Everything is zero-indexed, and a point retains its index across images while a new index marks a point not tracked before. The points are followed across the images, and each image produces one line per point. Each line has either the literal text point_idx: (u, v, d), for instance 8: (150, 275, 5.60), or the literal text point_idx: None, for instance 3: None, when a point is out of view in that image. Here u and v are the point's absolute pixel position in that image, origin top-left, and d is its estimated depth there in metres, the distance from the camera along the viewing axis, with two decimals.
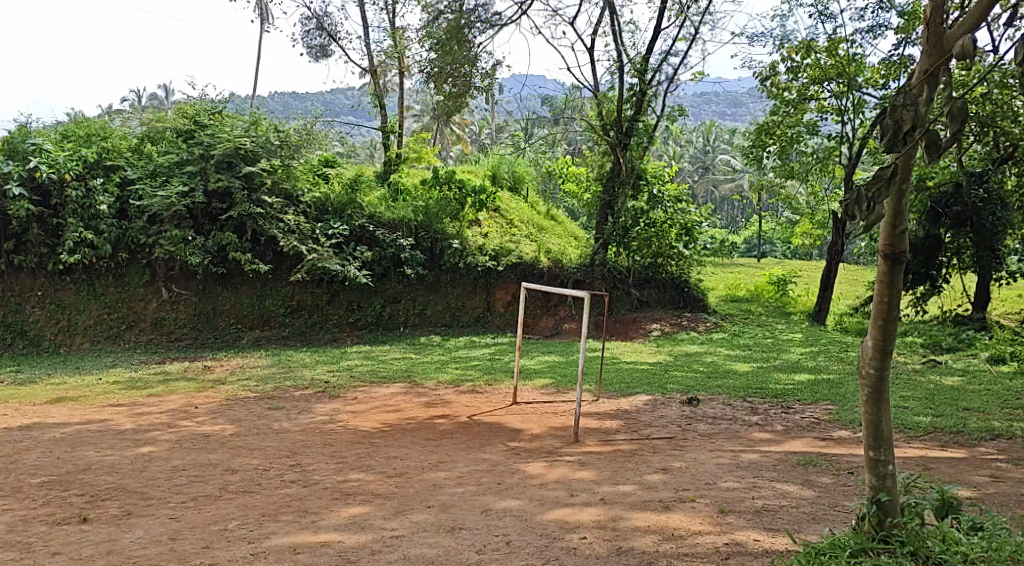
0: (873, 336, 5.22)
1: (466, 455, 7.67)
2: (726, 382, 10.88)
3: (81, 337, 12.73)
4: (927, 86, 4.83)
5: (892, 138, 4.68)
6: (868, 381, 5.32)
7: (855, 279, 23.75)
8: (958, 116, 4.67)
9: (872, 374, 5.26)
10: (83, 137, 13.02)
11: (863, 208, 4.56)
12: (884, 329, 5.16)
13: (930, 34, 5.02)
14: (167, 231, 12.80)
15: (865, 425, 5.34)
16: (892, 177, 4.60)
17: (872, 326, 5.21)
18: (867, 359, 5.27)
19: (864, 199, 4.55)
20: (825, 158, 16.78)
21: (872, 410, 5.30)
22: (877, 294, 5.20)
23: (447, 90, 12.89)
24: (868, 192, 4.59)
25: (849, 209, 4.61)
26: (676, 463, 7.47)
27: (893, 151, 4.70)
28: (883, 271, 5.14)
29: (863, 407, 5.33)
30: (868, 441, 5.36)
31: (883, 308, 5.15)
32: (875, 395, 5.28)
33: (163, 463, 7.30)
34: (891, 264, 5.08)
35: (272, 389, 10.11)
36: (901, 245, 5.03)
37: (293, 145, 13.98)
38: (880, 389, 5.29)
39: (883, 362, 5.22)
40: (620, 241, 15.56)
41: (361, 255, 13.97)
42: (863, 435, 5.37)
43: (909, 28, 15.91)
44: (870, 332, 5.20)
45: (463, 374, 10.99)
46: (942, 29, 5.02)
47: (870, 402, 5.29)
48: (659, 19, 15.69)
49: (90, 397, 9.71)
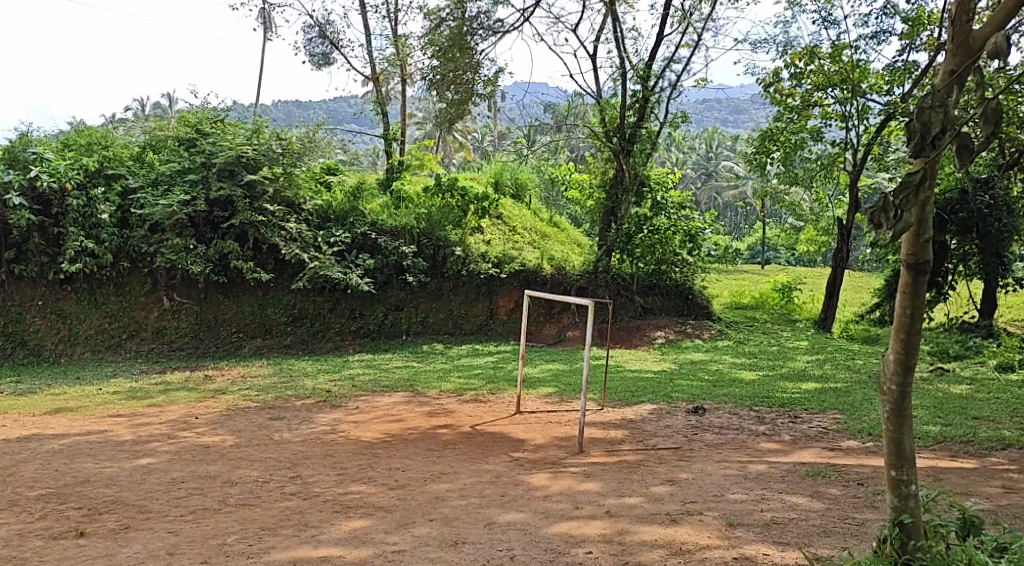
0: (895, 350, 5.11)
1: (470, 466, 7.56)
2: (732, 391, 10.77)
3: (82, 346, 12.67)
4: (956, 88, 4.80)
5: (921, 142, 4.71)
6: (890, 397, 5.22)
7: (860, 286, 23.63)
8: (991, 118, 4.71)
9: (894, 391, 5.15)
10: (83, 145, 12.92)
11: (890, 216, 4.61)
12: (907, 343, 5.05)
13: (954, 33, 4.92)
14: (169, 240, 12.70)
15: (887, 443, 5.25)
16: (920, 184, 4.61)
17: (895, 340, 5.11)
18: (889, 375, 5.16)
19: (891, 207, 4.61)
20: (830, 165, 16.47)
21: (895, 428, 5.20)
22: (899, 306, 5.09)
23: (449, 97, 12.80)
24: (895, 200, 4.62)
25: (875, 216, 4.68)
26: (682, 474, 7.36)
27: (921, 155, 4.71)
28: (906, 281, 5.03)
29: (885, 424, 5.23)
30: (891, 459, 5.26)
31: (905, 321, 5.04)
32: (898, 412, 5.17)
33: (162, 475, 7.21)
34: (914, 274, 4.98)
35: (273, 398, 10.02)
36: (924, 255, 4.92)
37: (295, 153, 13.88)
38: (903, 406, 5.17)
39: (906, 378, 5.10)
40: (623, 249, 15.44)
41: (363, 263, 13.88)
42: (884, 453, 5.28)
43: (913, 34, 15.85)
44: (892, 346, 5.10)
45: (466, 383, 10.89)
46: (968, 26, 4.90)
47: (893, 420, 5.18)
48: (663, 26, 15.64)
49: (89, 407, 9.63)
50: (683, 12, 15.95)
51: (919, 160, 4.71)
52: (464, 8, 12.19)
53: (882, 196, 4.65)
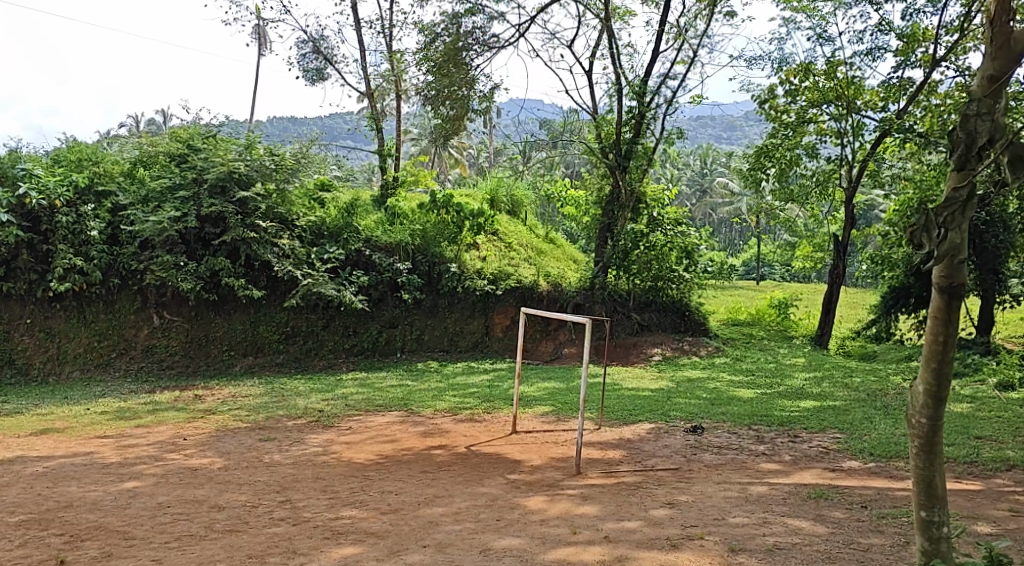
0: (926, 382, 5.15)
1: (464, 489, 7.38)
2: (731, 409, 10.61)
3: (71, 365, 12.49)
4: (994, 94, 5.10)
5: (964, 156, 5.03)
6: (919, 431, 5.24)
7: (855, 303, 23.52)
8: None
9: (924, 425, 5.17)
10: (74, 162, 12.80)
11: (934, 235, 5.05)
12: (939, 374, 5.09)
13: (994, 36, 5.15)
14: (159, 256, 12.55)
15: (918, 479, 5.27)
16: (965, 202, 5.00)
17: (927, 370, 5.14)
18: (919, 408, 5.19)
19: (934, 228, 5.04)
20: (825, 181, 16.43)
21: (926, 464, 5.22)
22: (931, 335, 5.14)
23: (445, 113, 12.64)
24: (939, 220, 5.05)
25: (920, 234, 5.10)
26: (682, 497, 7.19)
27: (966, 169, 5.04)
28: (939, 307, 5.09)
29: (913, 460, 5.27)
30: (921, 496, 5.28)
31: (937, 351, 5.08)
32: (928, 447, 5.19)
33: (148, 500, 7.01)
34: (949, 298, 5.05)
35: (263, 418, 9.82)
36: (958, 280, 4.99)
37: (288, 168, 13.69)
38: (934, 440, 5.19)
39: (937, 412, 5.12)
40: (620, 264, 15.36)
41: (357, 280, 13.69)
42: (915, 489, 5.30)
43: (908, 50, 15.81)
44: (924, 378, 5.12)
45: (461, 402, 10.70)
46: (1007, 28, 5.15)
47: (923, 455, 5.20)
48: (658, 42, 15.57)
49: (76, 427, 9.44)
50: (679, 28, 15.90)
51: (963, 175, 5.04)
52: (460, 24, 12.14)
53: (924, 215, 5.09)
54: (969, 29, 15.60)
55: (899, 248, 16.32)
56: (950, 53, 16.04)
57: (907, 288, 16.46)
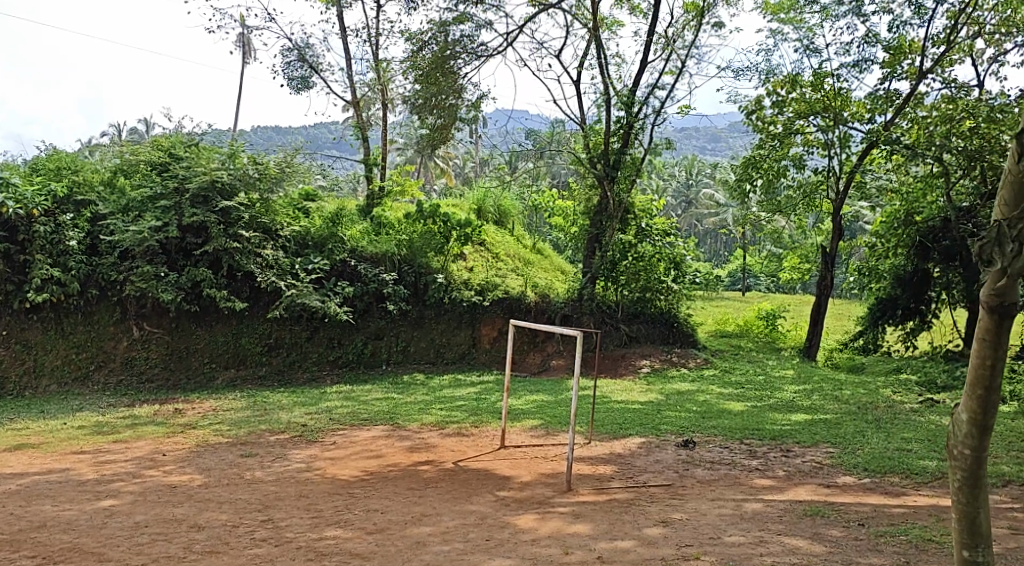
0: (971, 409, 5.14)
1: (452, 507, 7.19)
2: (722, 423, 10.44)
3: (48, 378, 12.21)
4: None
5: None
6: (961, 464, 5.18)
7: (842, 314, 23.46)
8: None
9: (969, 457, 5.12)
10: (52, 170, 12.56)
11: (1003, 250, 5.02)
12: (984, 400, 5.08)
13: None
14: (139, 267, 12.33)
15: (961, 518, 5.17)
16: None
17: (972, 396, 5.12)
18: (963, 437, 5.15)
19: (1005, 244, 5.02)
20: (812, 192, 16.42)
21: (969, 500, 5.15)
22: (975, 360, 5.15)
23: (432, 122, 12.41)
24: (1010, 236, 5.02)
25: (988, 249, 5.07)
26: (675, 514, 7.03)
27: None
28: (988, 328, 5.08)
29: (957, 497, 5.19)
30: (963, 536, 5.18)
31: (984, 375, 5.08)
32: (972, 480, 5.13)
33: (125, 519, 6.79)
34: (999, 319, 5.04)
35: (245, 433, 9.58)
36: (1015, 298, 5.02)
37: (272, 177, 13.49)
38: (977, 474, 5.13)
39: (982, 442, 5.10)
40: (608, 275, 15.19)
41: (342, 291, 13.46)
42: (956, 529, 5.20)
43: (895, 62, 15.78)
44: (970, 403, 5.11)
45: (448, 416, 10.49)
46: None
47: (968, 490, 5.13)
48: (647, 53, 15.50)
49: (52, 443, 9.17)
50: (667, 38, 15.81)
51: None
52: (448, 32, 12.01)
53: (998, 225, 5.05)
54: (955, 41, 15.61)
55: (884, 260, 16.36)
56: (937, 65, 16.04)
57: (895, 299, 16.35)
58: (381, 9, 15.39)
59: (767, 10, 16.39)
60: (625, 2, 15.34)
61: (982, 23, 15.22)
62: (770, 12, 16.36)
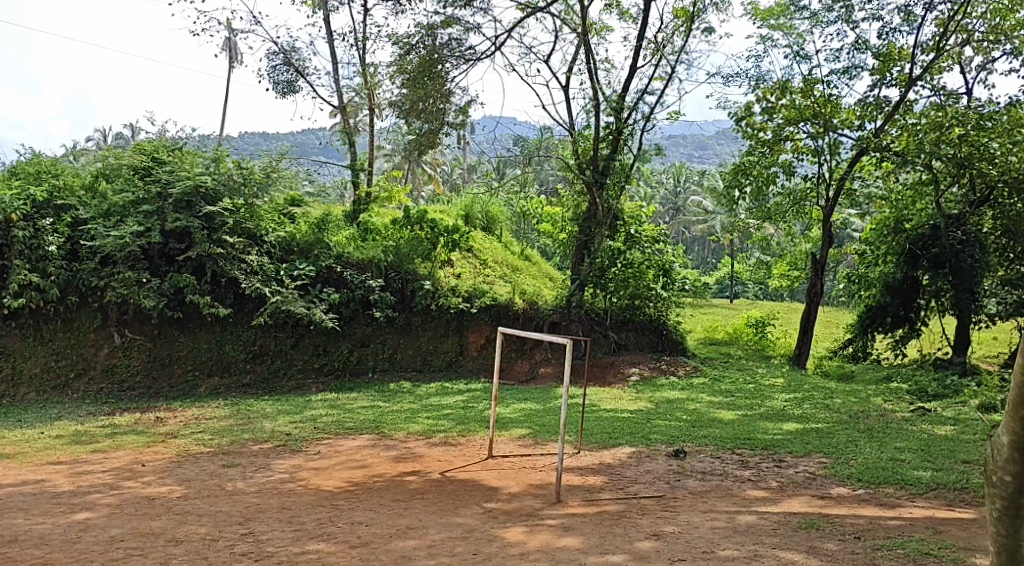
0: (1011, 436, 5.25)
1: (439, 519, 7.00)
2: (713, 432, 10.29)
3: (26, 387, 11.97)
4: None
5: None
6: (1001, 492, 5.34)
7: (832, 322, 23.37)
8: None
9: (1010, 486, 5.28)
10: (32, 174, 12.40)
11: None
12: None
13: None
14: (120, 273, 12.11)
15: (1001, 544, 5.37)
16: None
17: (1012, 423, 5.22)
18: (1003, 467, 5.28)
19: None
20: (802, 199, 16.32)
21: (1009, 528, 5.33)
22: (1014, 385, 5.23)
23: (418, 127, 12.34)
24: None
25: None
26: (668, 527, 6.87)
27: None
28: None
29: (997, 526, 5.37)
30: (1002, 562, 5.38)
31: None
32: (1013, 508, 5.30)
33: (100, 533, 6.59)
34: None
35: (227, 443, 9.36)
36: None
37: (256, 183, 13.28)
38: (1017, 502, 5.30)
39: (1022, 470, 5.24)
40: (598, 282, 14.98)
41: (328, 297, 13.27)
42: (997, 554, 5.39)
43: (884, 69, 15.73)
44: (1010, 430, 5.22)
45: (435, 425, 10.28)
46: None
47: (1008, 518, 5.32)
48: (636, 58, 15.38)
49: (27, 453, 8.94)
50: (657, 44, 15.72)
51: None
52: (435, 35, 11.84)
53: None
54: (944, 49, 15.56)
55: (874, 267, 16.30)
56: (926, 72, 16.00)
57: (884, 307, 16.09)
58: (368, 13, 15.22)
59: (757, 16, 16.32)
60: (614, 7, 15.24)
61: (970, 31, 15.18)
62: (760, 18, 16.28)
